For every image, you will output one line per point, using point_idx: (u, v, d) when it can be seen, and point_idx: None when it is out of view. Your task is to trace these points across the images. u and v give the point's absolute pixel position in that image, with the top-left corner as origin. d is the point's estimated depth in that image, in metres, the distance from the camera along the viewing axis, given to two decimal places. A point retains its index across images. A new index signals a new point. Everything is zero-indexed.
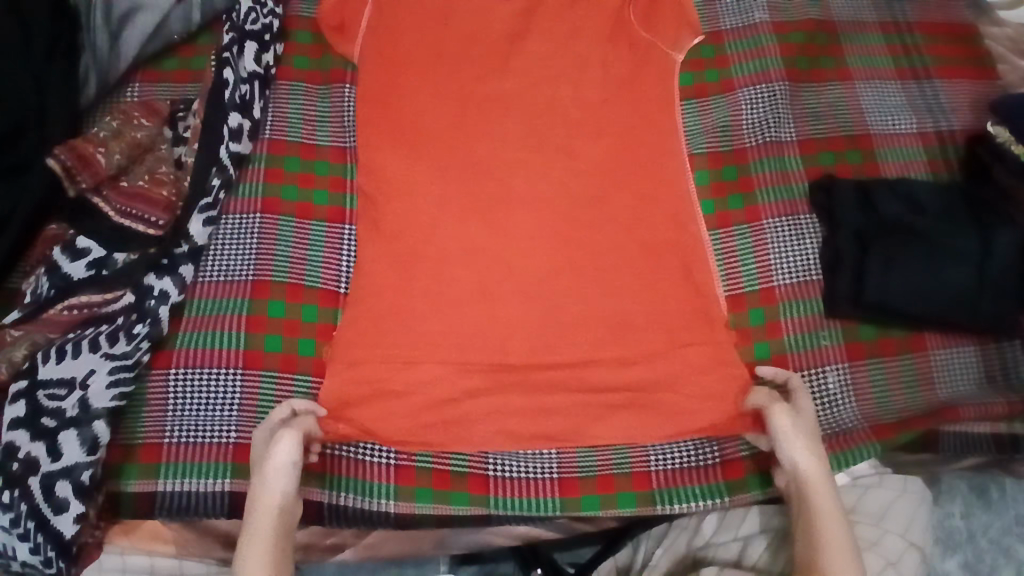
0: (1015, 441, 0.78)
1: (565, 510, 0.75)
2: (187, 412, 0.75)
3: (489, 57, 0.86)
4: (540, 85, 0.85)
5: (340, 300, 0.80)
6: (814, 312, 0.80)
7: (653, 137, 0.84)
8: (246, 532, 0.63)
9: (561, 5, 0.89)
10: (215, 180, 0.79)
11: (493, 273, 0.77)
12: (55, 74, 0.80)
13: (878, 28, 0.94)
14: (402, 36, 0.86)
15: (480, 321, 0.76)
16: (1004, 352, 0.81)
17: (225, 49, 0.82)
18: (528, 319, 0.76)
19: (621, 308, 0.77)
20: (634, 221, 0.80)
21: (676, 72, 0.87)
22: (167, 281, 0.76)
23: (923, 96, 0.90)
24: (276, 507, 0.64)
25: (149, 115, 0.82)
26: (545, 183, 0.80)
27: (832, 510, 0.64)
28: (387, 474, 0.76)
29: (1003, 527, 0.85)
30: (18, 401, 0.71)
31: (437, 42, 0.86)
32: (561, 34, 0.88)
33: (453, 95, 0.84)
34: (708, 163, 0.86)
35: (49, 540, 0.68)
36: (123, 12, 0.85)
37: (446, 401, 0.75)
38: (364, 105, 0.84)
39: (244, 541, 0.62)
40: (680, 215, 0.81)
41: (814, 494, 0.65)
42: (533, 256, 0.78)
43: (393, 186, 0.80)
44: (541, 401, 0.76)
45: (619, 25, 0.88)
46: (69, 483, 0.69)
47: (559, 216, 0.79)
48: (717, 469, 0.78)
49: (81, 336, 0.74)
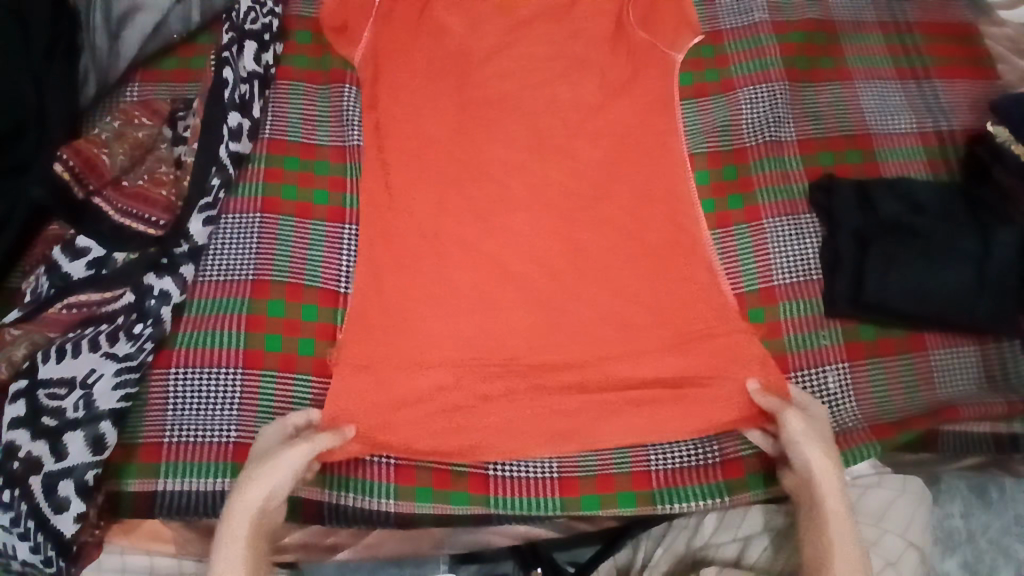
0: (1014, 441, 0.78)
1: (565, 510, 0.75)
2: (187, 411, 0.75)
3: (490, 59, 0.87)
4: (540, 86, 0.86)
5: (340, 300, 0.80)
6: (814, 312, 0.80)
7: (653, 138, 0.84)
8: (222, 534, 0.62)
9: (561, 6, 0.89)
10: (215, 179, 0.79)
11: (498, 275, 0.80)
12: (55, 74, 0.80)
13: (878, 27, 0.94)
14: (405, 41, 0.88)
15: (485, 324, 0.78)
16: (1003, 352, 0.81)
17: (225, 49, 0.81)
18: (532, 319, 0.79)
19: (622, 312, 0.79)
20: (634, 223, 0.82)
21: (676, 72, 0.87)
22: (168, 281, 0.76)
23: (923, 96, 0.90)
24: (256, 512, 0.63)
25: (150, 115, 0.82)
26: (546, 186, 0.82)
27: (841, 513, 0.64)
28: (387, 473, 0.76)
29: (1003, 527, 0.85)
30: (18, 401, 0.71)
31: (438, 47, 0.88)
32: (560, 36, 0.88)
33: (455, 97, 0.85)
34: (708, 163, 0.86)
35: (49, 539, 0.68)
36: (123, 11, 0.85)
37: (449, 399, 0.76)
38: (368, 108, 0.86)
39: (220, 542, 0.61)
40: (679, 216, 0.82)
41: (824, 497, 0.65)
42: (538, 261, 0.80)
43: (398, 189, 0.82)
44: (542, 400, 0.77)
45: (619, 27, 0.88)
46: (71, 483, 0.69)
47: (561, 220, 0.81)
48: (717, 468, 0.77)
49: (81, 336, 0.74)
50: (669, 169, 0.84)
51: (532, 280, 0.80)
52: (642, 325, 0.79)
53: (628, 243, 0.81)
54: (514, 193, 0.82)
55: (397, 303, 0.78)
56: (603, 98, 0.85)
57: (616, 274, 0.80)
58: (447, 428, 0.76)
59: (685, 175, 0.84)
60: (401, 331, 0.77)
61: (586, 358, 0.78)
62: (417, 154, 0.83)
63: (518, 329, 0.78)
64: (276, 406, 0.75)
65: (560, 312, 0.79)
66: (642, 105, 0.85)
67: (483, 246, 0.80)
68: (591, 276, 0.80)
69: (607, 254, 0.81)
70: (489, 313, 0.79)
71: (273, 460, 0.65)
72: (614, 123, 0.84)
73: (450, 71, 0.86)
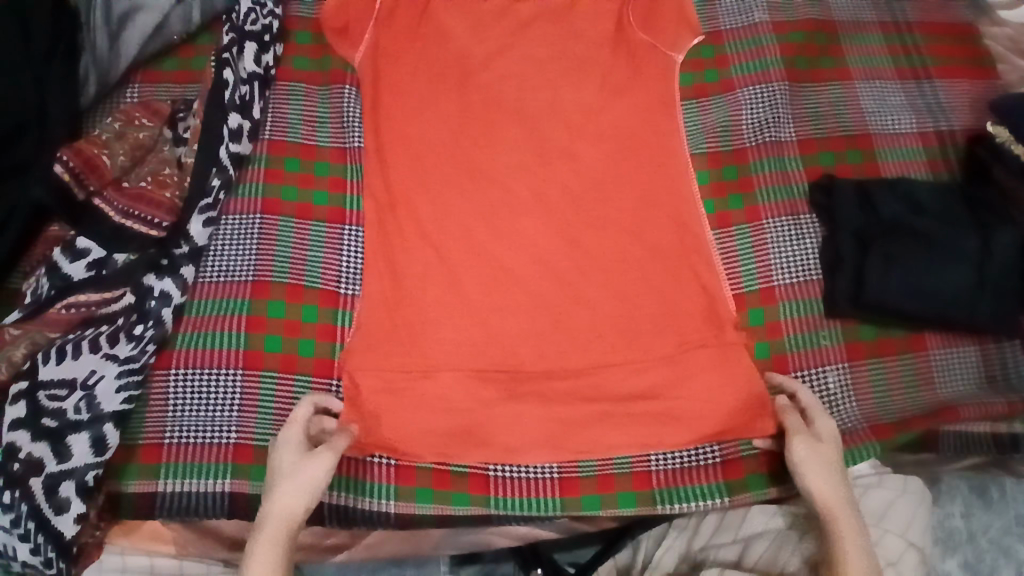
0: (1014, 441, 0.78)
1: (565, 510, 0.75)
2: (188, 412, 0.75)
3: (490, 60, 0.87)
4: (540, 87, 0.86)
5: (340, 300, 0.80)
6: (814, 312, 0.80)
7: (653, 139, 0.84)
8: (261, 532, 0.63)
9: (561, 6, 0.89)
10: (215, 180, 0.79)
11: (497, 278, 0.79)
12: (55, 74, 0.80)
13: (877, 28, 0.94)
14: (404, 40, 0.87)
15: (485, 323, 0.78)
16: (1004, 352, 0.81)
17: (225, 50, 0.82)
18: (532, 322, 0.78)
19: (623, 313, 0.79)
20: (635, 226, 0.81)
21: (675, 72, 0.87)
22: (168, 282, 0.76)
23: (923, 96, 0.90)
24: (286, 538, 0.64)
25: (150, 115, 0.82)
26: (547, 188, 0.82)
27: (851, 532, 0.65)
28: (387, 474, 0.76)
29: (1003, 526, 0.85)
30: (19, 402, 0.71)
31: (438, 47, 0.87)
32: (561, 35, 0.88)
33: (455, 99, 0.85)
34: (708, 163, 0.86)
35: (49, 540, 0.68)
36: (123, 11, 0.85)
37: (448, 404, 0.76)
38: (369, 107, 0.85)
39: (257, 540, 0.63)
40: (679, 217, 0.82)
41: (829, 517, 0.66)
42: (539, 262, 0.80)
43: (398, 190, 0.82)
44: (541, 401, 0.77)
45: (619, 27, 0.88)
46: (72, 483, 0.69)
47: (561, 221, 0.81)
48: (717, 468, 0.77)
49: (81, 337, 0.74)
50: (670, 171, 0.83)
51: (532, 281, 0.79)
52: (641, 327, 0.78)
53: (627, 245, 0.81)
54: (514, 194, 0.82)
55: (398, 304, 0.78)
56: (603, 100, 0.85)
57: (615, 277, 0.80)
58: (447, 430, 0.76)
59: (687, 176, 0.84)
60: (402, 333, 0.77)
61: (585, 362, 0.77)
62: (417, 156, 0.83)
63: (519, 331, 0.78)
64: (276, 404, 0.75)
65: (560, 314, 0.79)
66: (643, 105, 0.85)
67: (482, 249, 0.80)
68: (592, 278, 0.80)
69: (607, 257, 0.80)
70: (487, 316, 0.78)
71: (312, 472, 0.66)
72: (615, 124, 0.84)
73: (450, 72, 0.86)
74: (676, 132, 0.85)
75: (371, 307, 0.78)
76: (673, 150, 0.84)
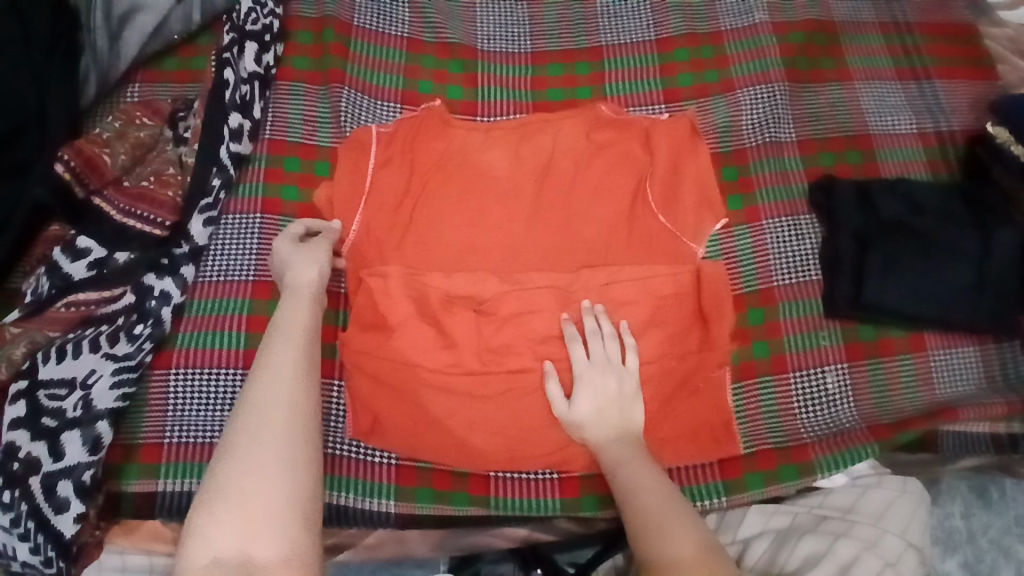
0: (1014, 441, 0.78)
1: (565, 510, 0.77)
2: (188, 412, 0.75)
3: (494, 92, 0.90)
4: (541, 121, 0.85)
5: (339, 300, 0.81)
6: (813, 312, 0.80)
7: (664, 197, 0.81)
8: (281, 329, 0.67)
9: (559, 26, 0.94)
10: (215, 180, 0.80)
11: (476, 273, 0.77)
12: (55, 74, 0.80)
13: (877, 28, 0.94)
14: (410, 54, 0.91)
15: (473, 333, 0.75)
16: (1004, 352, 0.80)
17: (225, 50, 0.82)
18: (539, 335, 0.76)
19: (612, 293, 0.76)
20: (620, 237, 0.80)
21: (682, 129, 0.84)
22: (168, 281, 0.76)
23: (923, 97, 0.90)
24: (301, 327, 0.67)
25: (150, 114, 0.83)
26: (552, 211, 0.81)
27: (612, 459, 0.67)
28: (387, 474, 0.77)
29: (1003, 526, 0.84)
30: (18, 401, 0.71)
31: (443, 63, 0.91)
32: (561, 52, 0.93)
33: (446, 123, 0.85)
34: (712, 208, 0.82)
35: (49, 539, 0.68)
36: (123, 11, 0.85)
37: (411, 430, 0.75)
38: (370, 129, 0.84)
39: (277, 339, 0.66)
40: (679, 250, 0.80)
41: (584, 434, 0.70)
42: (519, 257, 0.79)
43: (378, 191, 0.81)
44: (537, 411, 0.74)
45: (615, 41, 0.93)
46: (70, 483, 0.69)
47: (557, 216, 0.81)
48: (717, 468, 0.77)
49: (81, 336, 0.74)
50: (675, 231, 0.80)
51: (522, 289, 0.76)
52: None
53: (621, 240, 0.79)
54: (501, 184, 0.82)
55: (380, 290, 0.76)
56: (594, 141, 0.84)
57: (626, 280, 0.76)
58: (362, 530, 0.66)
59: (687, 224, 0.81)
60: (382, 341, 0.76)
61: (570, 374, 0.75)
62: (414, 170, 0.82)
63: (517, 344, 0.75)
64: None
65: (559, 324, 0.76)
66: (658, 159, 0.82)
67: (465, 240, 0.79)
68: (594, 286, 0.76)
69: (603, 257, 0.79)
70: (469, 313, 0.76)
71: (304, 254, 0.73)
72: (617, 175, 0.82)
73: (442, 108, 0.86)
74: (694, 194, 0.82)
75: (364, 319, 0.77)
76: (692, 212, 0.81)
